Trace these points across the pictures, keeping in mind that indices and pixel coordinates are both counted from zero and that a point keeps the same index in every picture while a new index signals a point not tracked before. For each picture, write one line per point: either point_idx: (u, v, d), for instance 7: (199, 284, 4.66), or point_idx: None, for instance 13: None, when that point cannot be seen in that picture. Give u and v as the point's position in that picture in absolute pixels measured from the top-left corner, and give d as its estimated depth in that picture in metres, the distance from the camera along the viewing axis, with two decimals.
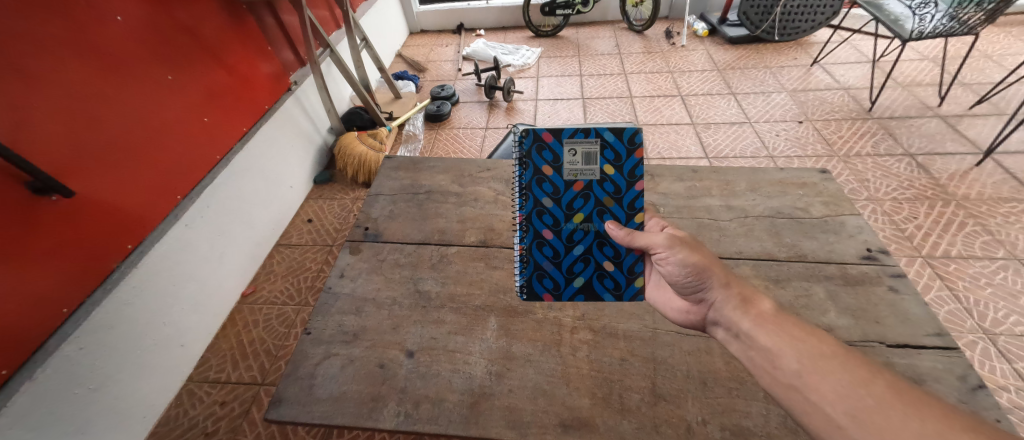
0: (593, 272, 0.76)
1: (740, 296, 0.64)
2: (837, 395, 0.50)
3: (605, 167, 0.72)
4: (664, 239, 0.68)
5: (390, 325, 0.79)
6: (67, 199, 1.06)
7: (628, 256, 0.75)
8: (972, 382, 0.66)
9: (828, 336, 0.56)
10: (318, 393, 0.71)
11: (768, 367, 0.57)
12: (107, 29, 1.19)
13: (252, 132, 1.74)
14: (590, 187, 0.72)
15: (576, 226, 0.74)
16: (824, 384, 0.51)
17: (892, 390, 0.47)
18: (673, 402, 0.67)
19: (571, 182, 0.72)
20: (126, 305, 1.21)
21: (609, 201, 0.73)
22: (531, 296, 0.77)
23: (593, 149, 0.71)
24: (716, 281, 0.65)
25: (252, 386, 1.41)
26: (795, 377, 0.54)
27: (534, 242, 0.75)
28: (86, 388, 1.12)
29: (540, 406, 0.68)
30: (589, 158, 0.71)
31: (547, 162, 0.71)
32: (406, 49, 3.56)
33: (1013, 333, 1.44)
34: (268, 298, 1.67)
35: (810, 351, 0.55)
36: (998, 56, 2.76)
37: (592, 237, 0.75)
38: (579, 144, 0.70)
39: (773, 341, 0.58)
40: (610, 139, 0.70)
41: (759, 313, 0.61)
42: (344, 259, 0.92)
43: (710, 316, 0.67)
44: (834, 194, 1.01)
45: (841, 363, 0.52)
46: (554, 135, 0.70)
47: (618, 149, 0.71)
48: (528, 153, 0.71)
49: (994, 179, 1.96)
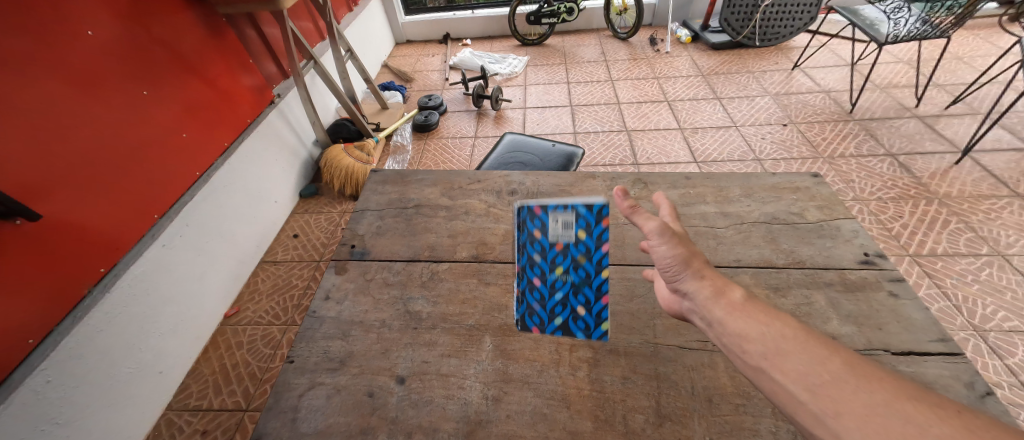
0: (568, 314, 0.72)
1: (713, 286, 0.60)
2: (798, 374, 0.47)
3: (580, 231, 0.70)
4: (656, 227, 0.65)
5: (379, 349, 0.75)
6: (32, 223, 1.00)
7: (598, 302, 0.71)
8: (980, 389, 0.64)
9: (791, 319, 0.52)
10: (302, 428, 0.66)
11: (735, 351, 0.54)
12: (77, 45, 1.14)
13: (234, 146, 1.69)
14: (565, 248, 0.71)
15: (555, 278, 0.72)
16: (786, 363, 0.48)
17: (848, 367, 0.45)
18: (678, 422, 0.64)
19: (553, 243, 0.72)
20: (98, 333, 1.14)
21: (583, 258, 0.71)
22: (522, 326, 0.75)
23: (570, 218, 0.70)
24: (691, 271, 0.62)
25: (236, 413, 1.34)
26: (760, 359, 0.51)
27: (526, 287, 0.75)
28: (55, 423, 1.04)
29: (539, 431, 0.64)
30: (568, 225, 0.70)
31: (532, 229, 0.72)
32: (392, 59, 3.54)
33: (1002, 329, 1.45)
34: (253, 318, 1.61)
35: (774, 333, 0.51)
36: (969, 58, 2.85)
37: (569, 287, 0.72)
38: (559, 214, 0.71)
39: (741, 325, 0.54)
40: (585, 210, 0.69)
41: (729, 303, 0.58)
42: (330, 280, 0.88)
43: (685, 306, 0.64)
44: (828, 198, 1.00)
45: (801, 343, 0.49)
46: (540, 207, 0.72)
47: (591, 217, 0.69)
48: (519, 223, 0.73)
49: (973, 177, 2.00)
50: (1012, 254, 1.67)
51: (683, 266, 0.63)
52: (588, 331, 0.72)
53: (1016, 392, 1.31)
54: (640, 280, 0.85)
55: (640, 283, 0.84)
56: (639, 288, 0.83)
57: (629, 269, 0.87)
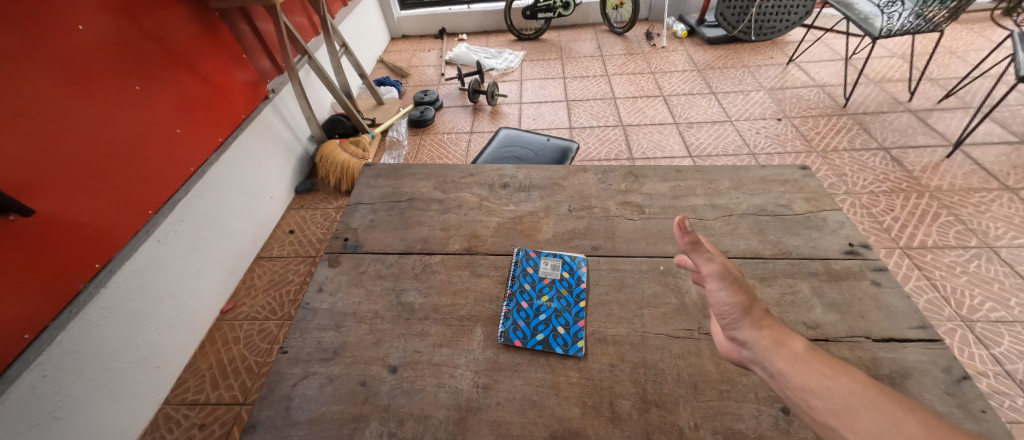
0: (549, 330, 0.76)
1: (772, 336, 0.59)
2: (871, 434, 0.47)
3: (564, 271, 0.87)
4: (718, 271, 0.61)
5: (372, 340, 0.76)
6: (26, 219, 1.00)
7: (577, 325, 0.77)
8: (956, 374, 0.66)
9: (859, 373, 0.52)
10: (296, 416, 0.67)
11: (802, 407, 0.53)
12: (68, 41, 1.14)
13: (229, 142, 1.69)
14: (551, 283, 0.85)
15: (542, 303, 0.81)
16: (858, 421, 0.48)
17: (926, 429, 0.45)
18: (664, 407, 0.65)
19: (542, 277, 0.86)
20: (94, 328, 1.15)
21: (565, 291, 0.83)
22: (505, 339, 0.75)
23: (557, 262, 0.89)
24: (751, 320, 0.60)
25: (233, 406, 1.36)
26: (829, 416, 0.51)
27: (514, 307, 0.80)
28: (52, 417, 1.05)
29: (529, 418, 0.65)
30: (555, 266, 0.88)
31: (527, 266, 0.88)
32: (388, 54, 3.53)
33: (989, 319, 1.47)
34: (249, 313, 1.62)
35: (844, 389, 0.51)
36: (962, 52, 2.86)
37: (552, 311, 0.79)
38: (549, 259, 0.89)
39: (807, 379, 0.54)
40: (568, 259, 0.89)
41: (792, 353, 0.57)
42: (323, 272, 0.89)
43: (744, 355, 0.61)
44: (815, 190, 1.02)
45: (870, 401, 0.49)
46: (535, 252, 0.91)
47: (573, 265, 0.88)
48: (517, 260, 0.89)
49: (964, 170, 2.02)
50: (1000, 246, 1.69)
51: (743, 315, 0.60)
52: (566, 347, 0.74)
53: (1001, 381, 1.33)
54: (629, 270, 0.86)
55: (629, 274, 0.86)
56: (628, 278, 0.85)
57: (618, 260, 0.89)
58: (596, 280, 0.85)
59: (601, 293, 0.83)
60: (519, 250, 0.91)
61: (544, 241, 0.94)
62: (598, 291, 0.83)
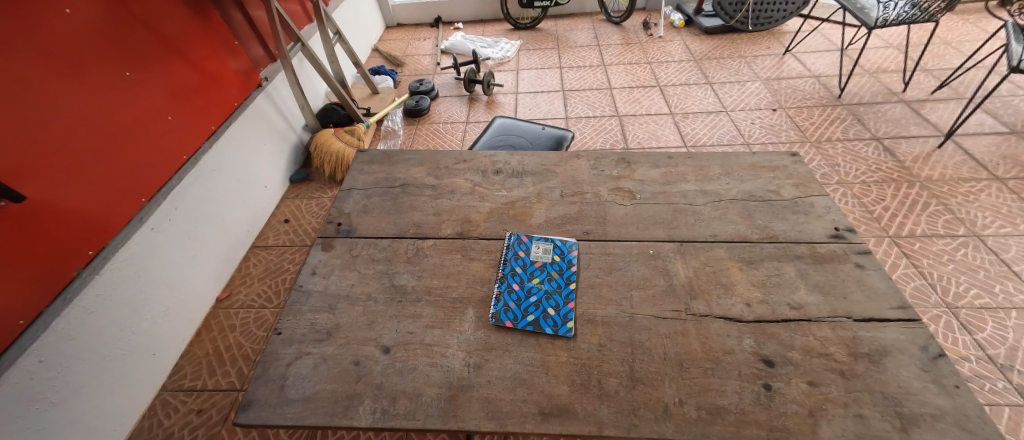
0: (539, 311, 0.78)
1: None
2: None
3: (555, 255, 0.88)
4: None
5: (365, 321, 0.78)
6: (17, 205, 1.00)
7: (567, 305, 0.79)
8: (933, 351, 0.68)
9: None
10: (290, 394, 0.69)
11: None
12: (56, 26, 1.12)
13: (222, 130, 1.68)
14: (542, 266, 0.86)
15: (532, 285, 0.82)
16: None
17: None
18: (650, 384, 0.67)
19: (533, 260, 0.87)
20: (90, 314, 1.16)
21: (555, 274, 0.84)
22: (496, 320, 0.76)
23: (548, 246, 0.90)
24: None
25: (230, 393, 1.37)
26: None
27: (506, 289, 0.81)
28: (49, 402, 1.06)
29: (519, 395, 0.67)
30: (546, 250, 0.89)
31: (519, 250, 0.89)
32: (383, 43, 3.50)
33: (974, 306, 1.50)
34: (245, 301, 1.63)
35: None
36: (957, 43, 2.87)
37: (543, 293, 0.81)
38: (541, 243, 0.90)
39: None
40: (559, 243, 0.90)
41: None
42: (316, 256, 0.90)
43: None
44: (804, 176, 1.03)
45: None
46: (526, 237, 0.91)
47: (563, 249, 0.89)
48: (510, 244, 0.90)
49: (955, 160, 2.04)
50: (987, 235, 1.71)
51: None
52: (556, 328, 0.75)
53: (982, 365, 1.36)
54: (619, 254, 0.88)
55: (619, 258, 0.87)
56: (618, 262, 0.86)
57: (609, 244, 0.90)
58: (587, 263, 0.86)
59: (591, 275, 0.84)
60: (511, 234, 0.92)
61: (536, 226, 0.95)
62: (588, 274, 0.84)
